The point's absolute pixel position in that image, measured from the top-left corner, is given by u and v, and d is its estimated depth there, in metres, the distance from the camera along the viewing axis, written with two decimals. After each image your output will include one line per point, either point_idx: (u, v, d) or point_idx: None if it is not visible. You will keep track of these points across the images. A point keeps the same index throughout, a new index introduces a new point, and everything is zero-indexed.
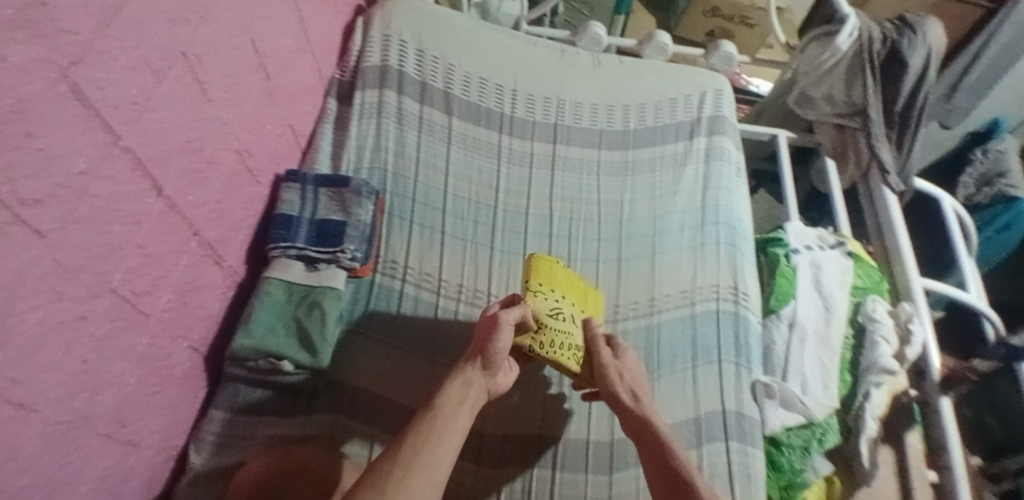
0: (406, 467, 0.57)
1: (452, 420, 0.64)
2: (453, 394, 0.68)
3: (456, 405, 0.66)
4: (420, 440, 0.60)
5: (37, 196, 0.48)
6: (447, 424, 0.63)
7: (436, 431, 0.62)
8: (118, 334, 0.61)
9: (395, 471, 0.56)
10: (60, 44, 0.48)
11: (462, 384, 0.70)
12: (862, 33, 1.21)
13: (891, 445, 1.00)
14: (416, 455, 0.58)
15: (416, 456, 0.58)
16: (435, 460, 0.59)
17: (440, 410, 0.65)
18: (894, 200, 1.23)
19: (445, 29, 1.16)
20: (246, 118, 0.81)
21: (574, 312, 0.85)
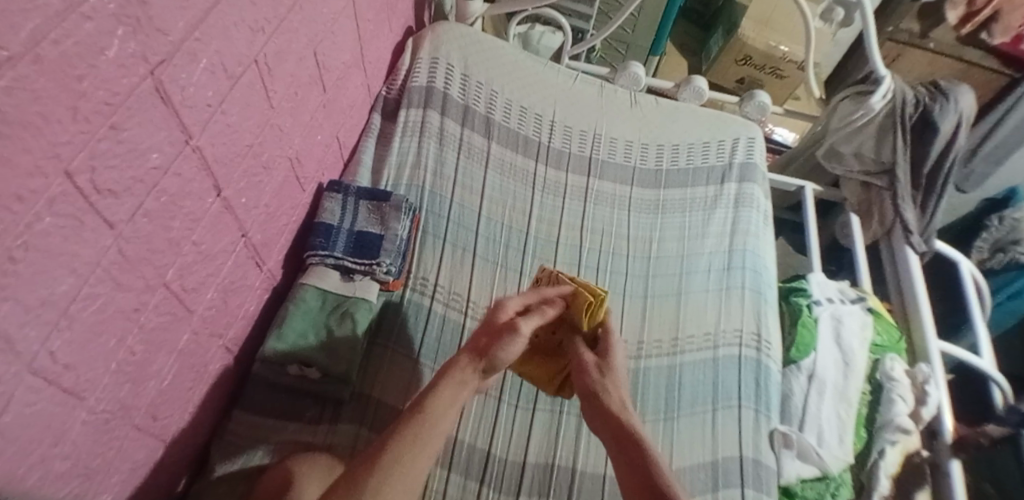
0: (383, 470, 0.61)
1: (439, 422, 0.68)
2: (447, 394, 0.70)
3: (446, 407, 0.69)
4: (408, 447, 0.64)
5: (114, 187, 0.50)
6: (439, 423, 0.67)
7: (420, 435, 0.65)
8: (165, 328, 0.63)
9: (376, 475, 0.60)
10: (154, 43, 0.51)
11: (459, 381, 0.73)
12: (895, 95, 1.24)
13: None
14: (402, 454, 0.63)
15: (394, 467, 0.62)
16: (410, 465, 0.63)
17: (430, 408, 0.68)
18: (916, 260, 1.25)
19: (492, 56, 1.19)
20: (302, 127, 0.84)
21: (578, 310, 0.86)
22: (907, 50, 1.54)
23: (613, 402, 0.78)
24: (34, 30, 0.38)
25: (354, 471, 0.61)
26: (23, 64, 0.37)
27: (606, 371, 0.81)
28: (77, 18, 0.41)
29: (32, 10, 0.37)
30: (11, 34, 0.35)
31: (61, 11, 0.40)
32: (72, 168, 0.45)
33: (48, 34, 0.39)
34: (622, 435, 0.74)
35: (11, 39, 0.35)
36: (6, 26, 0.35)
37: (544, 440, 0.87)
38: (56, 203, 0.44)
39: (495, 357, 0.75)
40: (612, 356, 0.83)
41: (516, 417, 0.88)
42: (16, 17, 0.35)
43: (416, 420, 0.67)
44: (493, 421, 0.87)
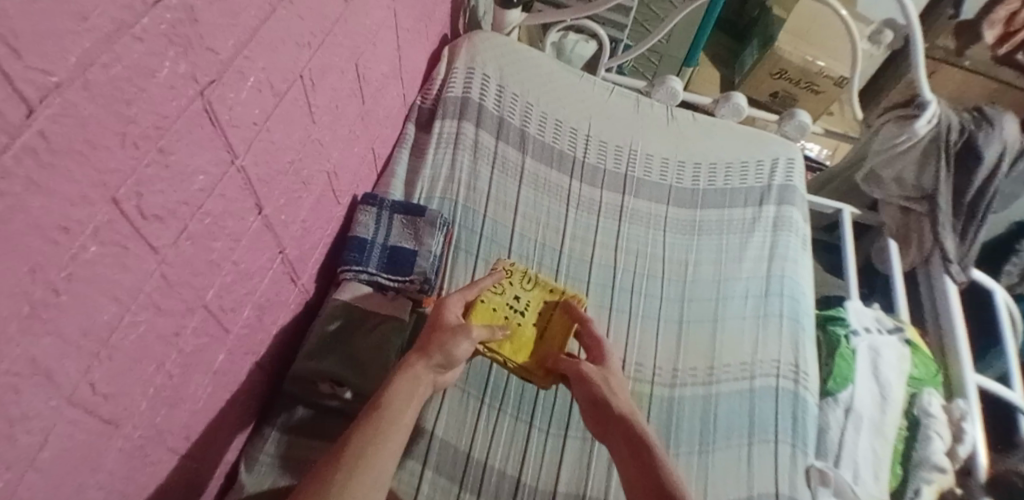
0: (353, 462, 0.60)
1: (400, 414, 0.67)
2: (403, 389, 0.70)
3: (405, 400, 0.69)
4: (370, 440, 0.62)
5: (159, 212, 0.48)
6: (397, 420, 0.66)
7: (382, 427, 0.64)
8: (202, 350, 0.61)
9: (342, 472, 0.59)
10: (204, 63, 0.49)
11: (413, 378, 0.72)
12: (940, 121, 1.20)
13: None
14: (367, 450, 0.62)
15: (362, 457, 0.61)
16: (377, 454, 0.62)
17: (388, 401, 0.68)
18: (955, 290, 1.21)
19: (528, 67, 1.17)
20: (341, 140, 0.82)
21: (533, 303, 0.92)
22: (942, 67, 1.71)
23: (619, 408, 0.77)
24: (83, 55, 0.36)
25: (319, 475, 0.59)
26: (71, 90, 0.35)
27: (605, 375, 0.81)
28: (127, 39, 0.39)
29: (81, 33, 0.35)
30: (60, 59, 0.34)
31: (112, 33, 0.38)
32: (119, 195, 0.43)
33: (98, 58, 0.37)
34: (634, 437, 0.72)
35: (58, 64, 0.33)
36: (55, 50, 0.33)
37: (575, 468, 0.85)
38: (103, 232, 0.42)
39: (450, 356, 0.76)
40: (607, 363, 0.84)
41: (548, 444, 0.86)
42: (68, 41, 0.34)
43: (374, 415, 0.66)
44: (524, 447, 0.85)
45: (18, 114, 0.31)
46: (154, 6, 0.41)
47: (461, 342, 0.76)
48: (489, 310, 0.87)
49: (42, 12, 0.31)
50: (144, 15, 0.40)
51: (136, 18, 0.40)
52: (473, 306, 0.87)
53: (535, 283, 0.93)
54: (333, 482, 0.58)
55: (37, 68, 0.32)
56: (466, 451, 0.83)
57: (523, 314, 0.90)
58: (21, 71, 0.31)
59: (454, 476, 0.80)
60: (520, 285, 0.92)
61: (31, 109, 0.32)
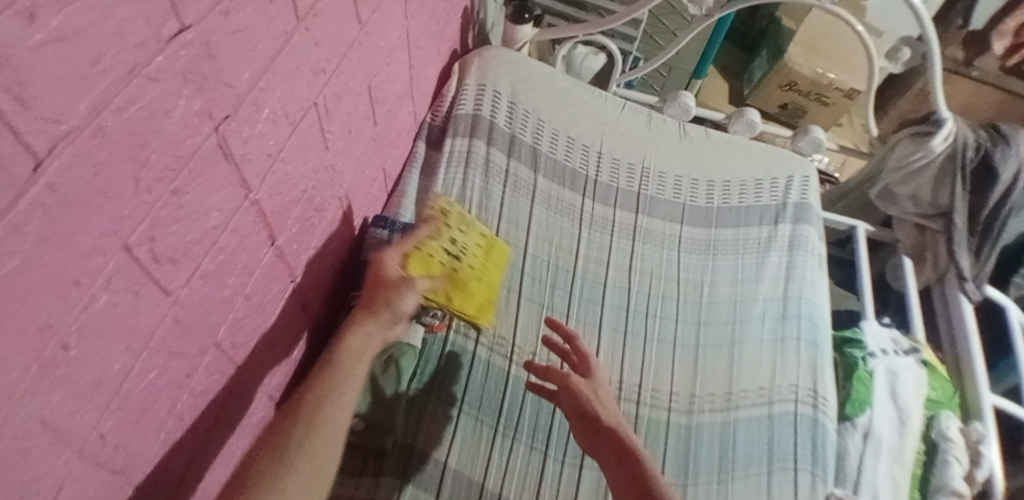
0: (309, 423, 0.62)
1: (350, 369, 0.68)
2: (355, 349, 0.70)
3: (355, 357, 0.69)
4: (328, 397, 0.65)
5: (173, 254, 0.46)
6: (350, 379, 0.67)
7: (333, 382, 0.66)
8: (214, 388, 0.59)
9: (299, 429, 0.61)
10: (219, 98, 0.47)
11: (364, 338, 0.71)
12: (957, 138, 1.18)
13: None
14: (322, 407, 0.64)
15: (315, 417, 0.63)
16: (331, 411, 0.64)
17: (339, 359, 0.68)
18: (971, 311, 1.19)
19: (540, 83, 1.15)
20: (354, 163, 0.80)
21: (472, 252, 0.87)
22: (952, 77, 1.70)
23: (607, 420, 0.75)
24: (96, 99, 0.33)
25: (278, 428, 0.61)
26: (84, 138, 0.33)
27: (594, 386, 0.79)
28: (141, 80, 0.37)
29: (93, 78, 0.32)
30: (70, 105, 0.31)
31: (127, 75, 0.35)
32: (132, 241, 0.41)
33: (112, 101, 0.35)
34: (621, 446, 0.71)
35: (69, 112, 0.31)
36: (64, 97, 0.30)
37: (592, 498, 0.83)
38: (116, 280, 0.40)
39: (396, 309, 0.72)
40: (593, 373, 0.81)
41: (562, 473, 0.84)
42: (79, 89, 0.31)
43: (325, 371, 0.67)
44: (538, 477, 0.83)
45: (25, 168, 0.29)
46: (168, 44, 0.38)
47: (408, 294, 0.72)
48: (426, 255, 0.79)
49: (53, 60, 0.29)
50: (158, 54, 0.38)
51: (151, 57, 0.37)
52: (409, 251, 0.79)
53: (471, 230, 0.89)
54: (291, 445, 0.60)
55: (46, 117, 0.29)
56: (480, 481, 0.80)
57: (462, 257, 0.84)
58: (29, 123, 0.28)
59: None
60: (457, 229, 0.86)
61: (39, 161, 0.30)
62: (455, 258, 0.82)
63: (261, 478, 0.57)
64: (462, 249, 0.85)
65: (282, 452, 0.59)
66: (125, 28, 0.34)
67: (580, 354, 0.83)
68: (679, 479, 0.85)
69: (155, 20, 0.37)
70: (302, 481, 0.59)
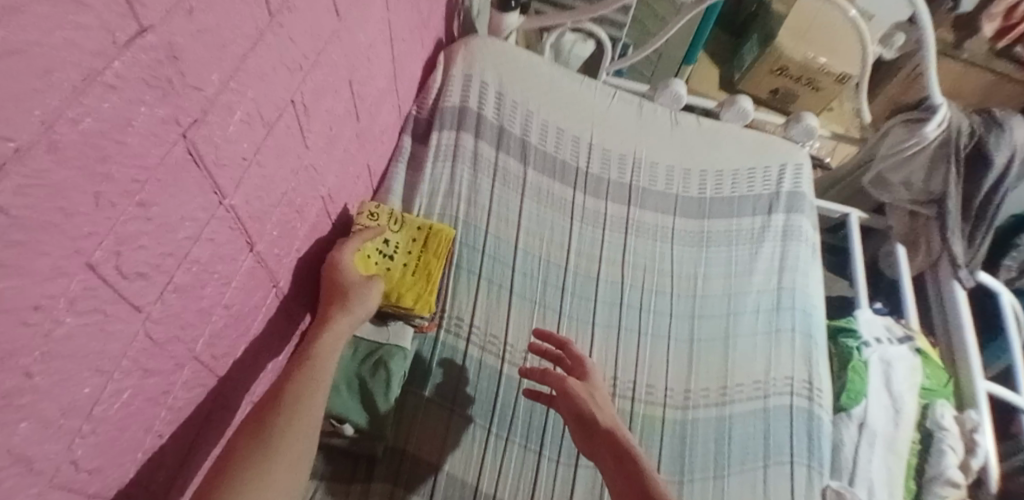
0: (290, 418, 0.60)
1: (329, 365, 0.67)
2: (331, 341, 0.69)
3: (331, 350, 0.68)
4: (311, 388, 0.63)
5: (143, 269, 0.44)
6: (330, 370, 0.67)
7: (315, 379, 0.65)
8: (195, 402, 0.57)
9: (281, 420, 0.60)
10: (187, 102, 0.44)
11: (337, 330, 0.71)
12: (951, 124, 1.17)
13: None
14: (302, 399, 0.63)
15: (296, 413, 0.61)
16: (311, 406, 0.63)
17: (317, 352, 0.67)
18: (964, 296, 1.19)
19: (528, 73, 1.12)
20: (336, 162, 0.77)
21: (408, 245, 0.86)
22: (942, 61, 1.65)
23: (605, 423, 0.74)
24: (50, 111, 0.30)
25: (257, 419, 0.60)
26: (38, 154, 0.30)
27: (591, 390, 0.78)
28: (99, 89, 0.34)
29: (46, 90, 0.29)
30: (22, 120, 0.28)
31: (82, 83, 0.32)
32: (96, 259, 0.38)
33: (66, 113, 0.31)
34: (619, 451, 0.70)
35: (20, 127, 0.28)
36: (16, 113, 0.28)
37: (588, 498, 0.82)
38: (80, 301, 0.38)
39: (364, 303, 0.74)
40: (591, 378, 0.80)
41: (557, 473, 0.83)
42: (31, 100, 0.28)
43: (306, 366, 0.65)
44: (533, 477, 0.82)
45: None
46: (128, 48, 0.35)
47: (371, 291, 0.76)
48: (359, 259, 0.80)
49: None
50: (117, 59, 0.35)
51: (108, 62, 0.34)
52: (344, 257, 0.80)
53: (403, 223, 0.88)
54: (272, 440, 0.58)
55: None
56: (473, 485, 0.79)
57: (396, 256, 0.85)
58: None
59: None
60: (388, 226, 0.86)
61: None
62: (386, 259, 0.83)
63: (239, 470, 0.55)
64: (395, 247, 0.85)
65: (262, 448, 0.57)
66: (78, 33, 0.31)
67: (578, 360, 0.82)
68: (676, 476, 0.84)
69: (112, 22, 0.33)
70: (285, 475, 0.58)
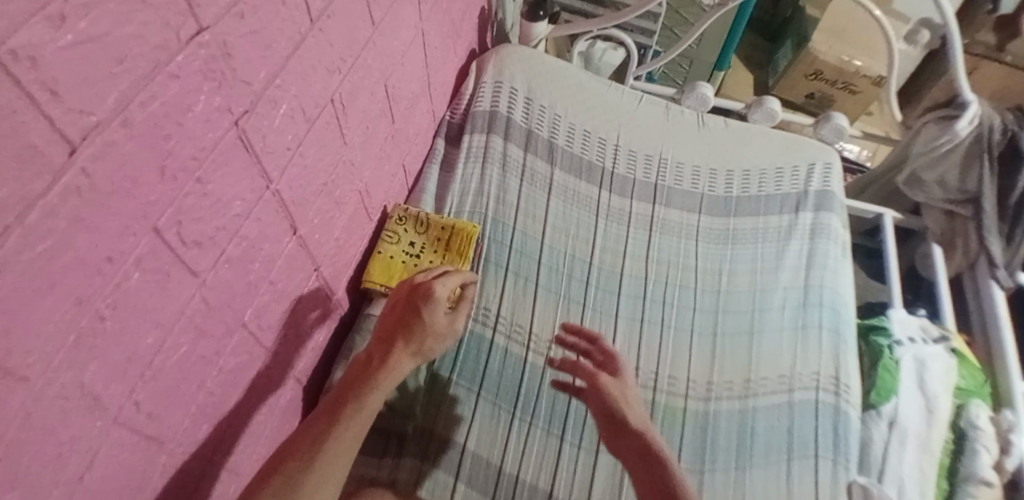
0: (334, 441, 0.66)
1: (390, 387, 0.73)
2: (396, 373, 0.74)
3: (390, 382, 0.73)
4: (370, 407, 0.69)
5: (199, 238, 0.50)
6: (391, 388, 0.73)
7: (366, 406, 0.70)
8: (240, 368, 0.63)
9: (331, 450, 0.65)
10: (237, 94, 0.51)
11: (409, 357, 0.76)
12: (982, 120, 1.15)
13: None
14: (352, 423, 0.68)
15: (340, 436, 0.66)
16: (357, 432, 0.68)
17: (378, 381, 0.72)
18: (1002, 297, 1.16)
19: (558, 79, 1.17)
20: (372, 159, 0.84)
21: (431, 243, 0.91)
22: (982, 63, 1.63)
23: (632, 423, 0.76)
24: (123, 94, 0.37)
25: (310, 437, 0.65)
26: (112, 128, 0.37)
27: (620, 388, 0.80)
28: (163, 78, 0.41)
29: (121, 74, 0.36)
30: (98, 100, 0.35)
31: (149, 72, 0.39)
32: (160, 224, 0.45)
33: (136, 97, 0.38)
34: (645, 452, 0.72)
35: (96, 105, 0.35)
36: (93, 93, 0.34)
37: (607, 484, 0.84)
38: (147, 259, 0.44)
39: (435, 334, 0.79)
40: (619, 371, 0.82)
41: (578, 461, 0.85)
42: (108, 82, 0.35)
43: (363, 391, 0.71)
44: (555, 461, 0.85)
45: (60, 153, 0.32)
46: (188, 44, 0.42)
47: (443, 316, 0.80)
48: (386, 261, 0.88)
49: (82, 58, 0.33)
50: (178, 53, 0.41)
51: (171, 56, 0.41)
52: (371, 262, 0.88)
53: (427, 223, 0.93)
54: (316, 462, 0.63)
55: (77, 109, 0.33)
56: (498, 465, 0.83)
57: (421, 255, 0.90)
58: (62, 113, 0.32)
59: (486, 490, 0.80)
60: (413, 228, 0.92)
61: (74, 148, 0.34)
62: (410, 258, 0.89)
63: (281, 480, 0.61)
64: (421, 247, 0.91)
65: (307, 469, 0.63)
66: (146, 29, 0.38)
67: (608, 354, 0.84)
68: (697, 465, 0.86)
69: (175, 22, 0.40)
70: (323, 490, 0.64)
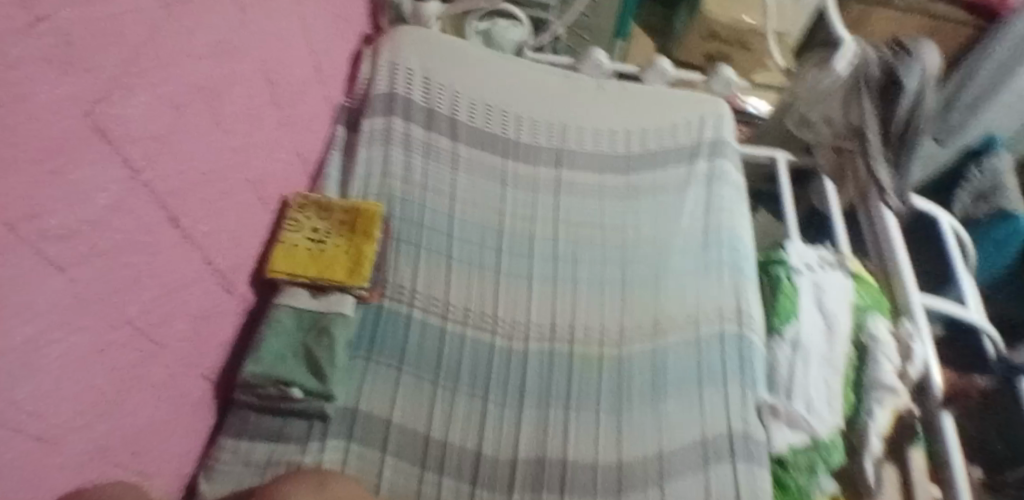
0: None
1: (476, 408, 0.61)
2: None
3: None
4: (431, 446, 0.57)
5: (63, 232, 0.49)
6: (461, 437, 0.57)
7: None
8: (135, 365, 0.63)
9: None
10: (88, 84, 0.50)
11: None
12: (859, 60, 1.27)
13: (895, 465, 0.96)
14: None
15: None
16: None
17: None
18: (895, 221, 1.24)
19: (455, 56, 1.18)
20: (260, 148, 0.84)
21: (338, 229, 0.93)
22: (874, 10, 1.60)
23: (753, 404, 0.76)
24: None
25: None
26: None
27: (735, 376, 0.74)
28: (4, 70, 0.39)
29: None
30: None
31: None
32: (15, 221, 0.43)
33: None
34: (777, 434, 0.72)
35: None
36: None
37: (534, 437, 0.87)
38: (10, 258, 0.43)
39: None
40: None
41: (503, 418, 0.88)
42: None
43: None
44: (481, 420, 0.87)
45: None
46: (26, 34, 0.41)
47: None
48: (288, 250, 0.88)
49: None
50: (15, 45, 0.40)
51: (9, 49, 0.39)
52: (273, 252, 0.88)
53: (329, 209, 0.94)
54: None
55: None
56: (424, 433, 0.84)
57: (326, 240, 0.91)
58: None
59: (413, 458, 0.82)
60: (315, 214, 0.92)
61: None
62: (315, 244, 0.90)
63: None
64: (326, 232, 0.92)
65: None
66: None
67: None
68: (615, 408, 0.90)
69: (12, 14, 0.39)
70: None
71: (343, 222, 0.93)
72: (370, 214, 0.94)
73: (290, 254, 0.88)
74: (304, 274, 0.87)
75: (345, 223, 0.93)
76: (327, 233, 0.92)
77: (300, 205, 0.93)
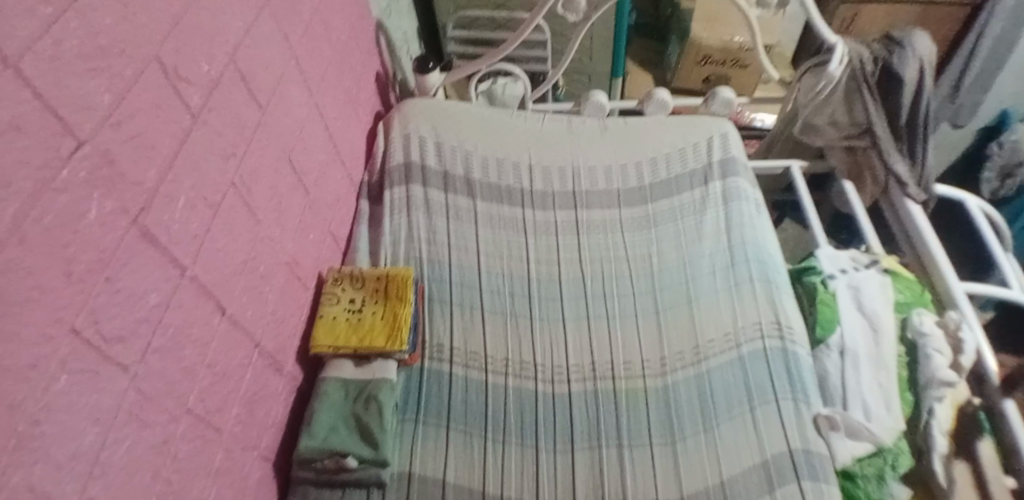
0: None
1: None
2: None
3: None
4: None
5: (120, 333, 0.54)
6: None
7: None
8: (197, 451, 0.66)
9: None
10: (132, 195, 0.55)
11: None
12: (851, 58, 1.24)
13: (965, 459, 0.91)
14: None
15: None
16: None
17: None
18: (920, 210, 1.23)
19: (459, 121, 1.24)
20: (292, 231, 0.89)
21: (372, 296, 0.96)
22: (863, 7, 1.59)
23: None
24: (17, 210, 0.41)
25: None
26: (12, 244, 0.41)
27: None
28: (52, 193, 0.45)
29: (11, 192, 0.41)
30: None
31: (38, 190, 0.43)
32: (77, 325, 0.48)
33: (28, 214, 0.43)
34: None
35: None
36: None
37: (590, 481, 0.86)
38: (76, 359, 0.48)
39: None
40: None
41: (557, 463, 0.87)
42: None
43: None
44: (535, 469, 0.87)
45: None
46: (70, 158, 0.47)
47: None
48: (329, 322, 0.92)
49: None
50: (63, 168, 0.46)
51: (56, 172, 0.45)
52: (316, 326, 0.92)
53: (362, 280, 0.98)
54: None
55: None
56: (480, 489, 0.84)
57: (363, 309, 0.94)
58: None
59: None
60: (350, 286, 0.96)
61: None
62: (353, 314, 0.93)
63: None
64: (362, 301, 0.95)
65: None
66: (29, 153, 0.42)
67: None
68: (668, 438, 0.89)
69: (53, 140, 0.45)
70: None
71: (378, 289, 0.97)
72: (401, 280, 0.98)
73: (331, 326, 0.92)
74: (346, 344, 0.90)
75: (379, 290, 0.97)
76: (362, 301, 0.95)
77: (336, 279, 0.98)
